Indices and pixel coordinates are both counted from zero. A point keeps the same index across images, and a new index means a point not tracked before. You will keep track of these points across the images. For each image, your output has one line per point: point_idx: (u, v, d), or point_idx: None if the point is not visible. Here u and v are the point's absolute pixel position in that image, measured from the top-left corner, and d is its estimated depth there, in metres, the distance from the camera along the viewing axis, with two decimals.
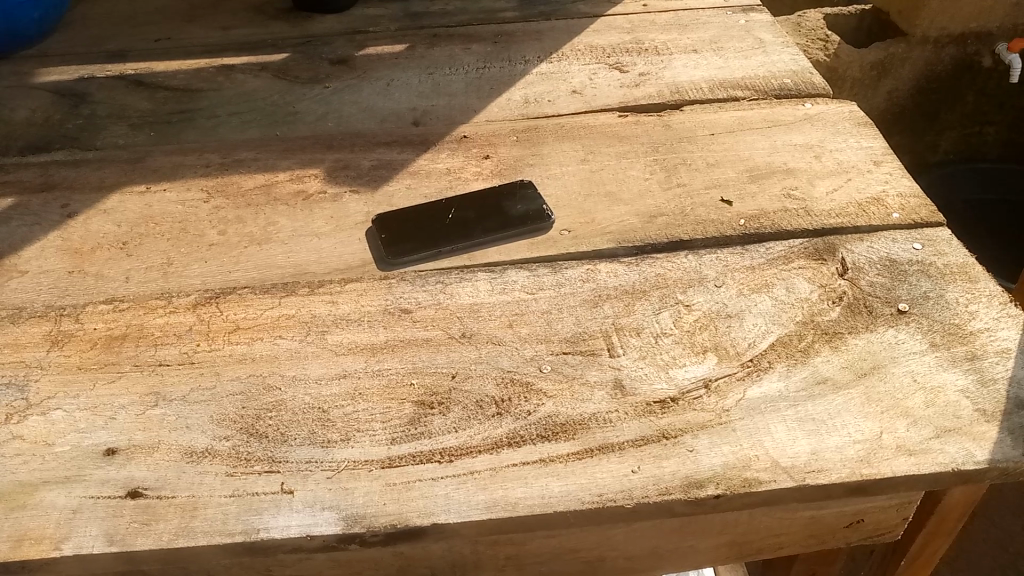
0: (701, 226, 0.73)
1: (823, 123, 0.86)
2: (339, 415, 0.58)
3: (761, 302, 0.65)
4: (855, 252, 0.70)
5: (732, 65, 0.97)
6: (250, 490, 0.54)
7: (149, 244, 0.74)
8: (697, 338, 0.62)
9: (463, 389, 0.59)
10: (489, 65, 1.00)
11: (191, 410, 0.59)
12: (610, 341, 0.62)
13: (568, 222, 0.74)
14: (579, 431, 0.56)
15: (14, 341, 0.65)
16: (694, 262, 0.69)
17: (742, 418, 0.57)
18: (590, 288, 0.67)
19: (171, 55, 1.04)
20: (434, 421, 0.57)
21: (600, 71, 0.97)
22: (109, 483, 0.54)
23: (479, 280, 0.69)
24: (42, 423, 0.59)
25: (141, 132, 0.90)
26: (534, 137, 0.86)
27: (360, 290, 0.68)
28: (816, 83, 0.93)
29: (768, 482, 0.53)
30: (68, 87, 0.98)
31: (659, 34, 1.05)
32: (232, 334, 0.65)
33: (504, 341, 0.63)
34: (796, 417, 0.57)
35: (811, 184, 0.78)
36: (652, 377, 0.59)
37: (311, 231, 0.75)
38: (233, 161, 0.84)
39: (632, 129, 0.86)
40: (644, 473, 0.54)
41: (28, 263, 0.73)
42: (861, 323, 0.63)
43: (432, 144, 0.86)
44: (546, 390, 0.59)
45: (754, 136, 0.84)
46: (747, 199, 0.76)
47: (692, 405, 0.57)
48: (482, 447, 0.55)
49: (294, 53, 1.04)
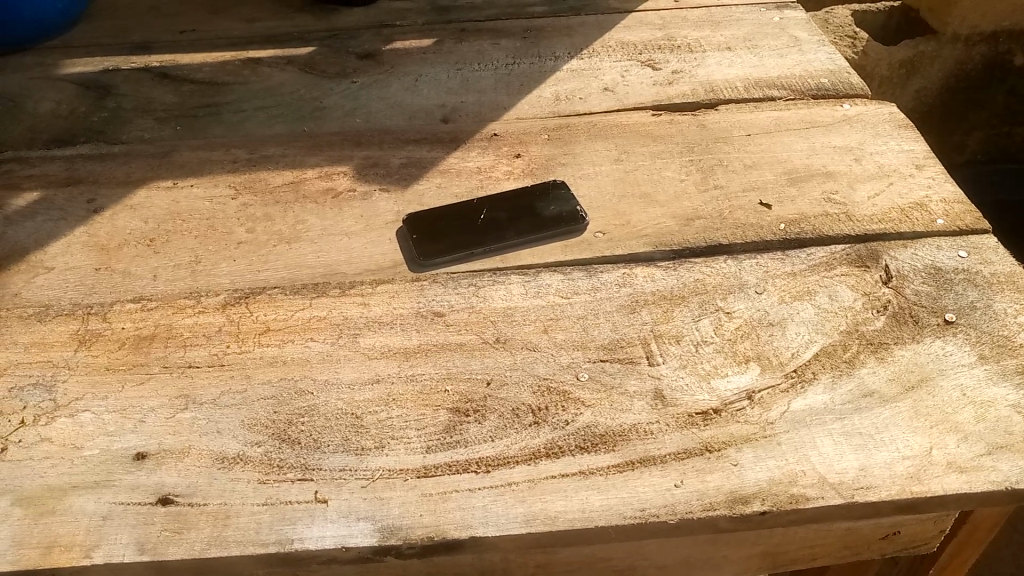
0: (740, 230, 0.71)
1: (863, 125, 0.84)
2: (372, 421, 0.56)
3: (803, 310, 0.64)
4: (898, 259, 0.68)
5: (767, 64, 0.95)
6: (283, 498, 0.53)
7: (176, 242, 0.73)
8: (739, 347, 0.61)
9: (499, 396, 0.58)
10: (519, 60, 0.98)
11: (221, 415, 0.57)
12: (649, 348, 0.61)
13: (602, 224, 0.73)
14: (619, 442, 0.54)
15: (41, 339, 0.64)
16: (734, 267, 0.68)
17: (788, 431, 0.55)
18: (627, 292, 0.66)
19: (196, 47, 1.02)
20: (469, 429, 0.56)
21: (632, 68, 0.96)
22: (139, 489, 0.53)
23: (512, 282, 0.67)
24: (70, 425, 0.58)
25: (166, 126, 0.89)
26: (566, 135, 0.85)
27: (392, 292, 0.67)
28: (853, 82, 0.91)
29: (816, 499, 0.52)
30: (93, 79, 0.97)
31: (693, 30, 1.03)
32: (262, 336, 0.63)
33: (539, 347, 0.61)
34: (842, 431, 0.55)
35: (852, 188, 0.76)
36: (693, 387, 0.58)
37: (340, 231, 0.73)
38: (260, 157, 0.83)
39: (666, 129, 0.85)
40: (688, 487, 0.52)
41: (53, 260, 0.72)
42: (906, 333, 0.62)
43: (462, 142, 0.84)
44: (584, 398, 0.57)
45: (793, 137, 0.82)
46: (786, 202, 0.74)
47: (736, 417, 0.56)
48: (519, 458, 0.54)
49: (320, 47, 1.02)
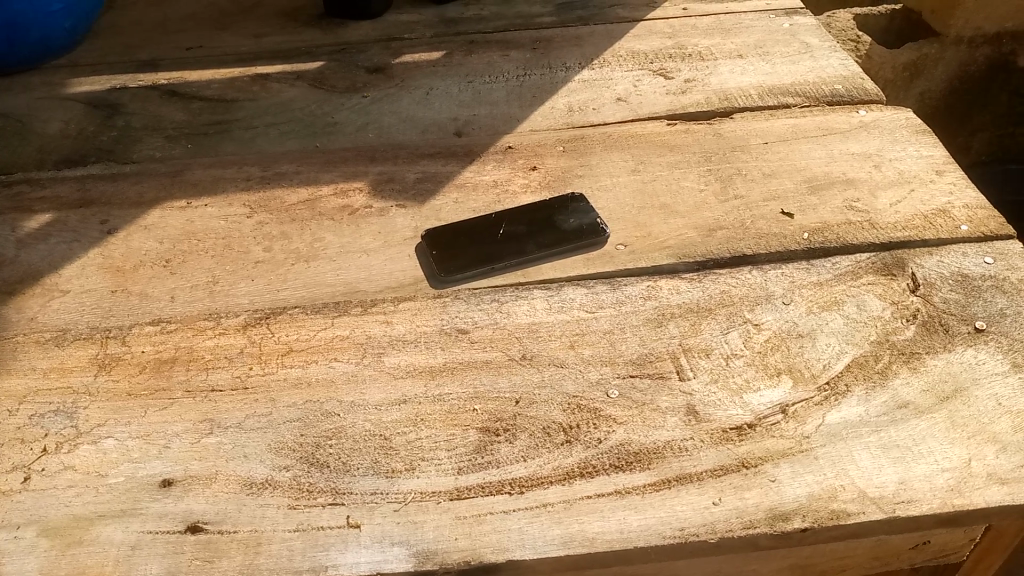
0: (764, 239, 0.71)
1: (880, 131, 0.83)
2: (401, 442, 0.56)
3: (832, 321, 0.63)
4: (925, 266, 0.68)
5: (780, 71, 0.95)
6: (315, 523, 0.52)
7: (193, 262, 0.72)
8: (770, 360, 0.60)
9: (529, 415, 0.57)
10: (530, 72, 0.98)
11: (248, 439, 0.57)
12: (678, 363, 0.60)
13: (624, 236, 0.72)
14: (654, 460, 0.54)
15: (60, 364, 0.63)
16: (759, 278, 0.67)
17: (824, 445, 0.54)
18: (652, 306, 0.65)
19: (204, 64, 1.02)
20: (500, 449, 0.55)
21: (644, 78, 0.95)
22: (167, 517, 0.52)
23: (535, 298, 0.67)
24: (93, 453, 0.57)
25: (178, 144, 0.88)
26: (581, 147, 0.84)
27: (414, 310, 0.66)
28: (868, 88, 0.91)
29: (857, 514, 0.51)
30: (101, 98, 0.96)
31: (702, 38, 1.02)
32: (285, 357, 0.63)
33: (567, 363, 0.60)
34: (879, 444, 0.54)
35: (873, 195, 0.75)
36: (725, 402, 0.57)
37: (358, 248, 0.73)
38: (274, 174, 0.82)
39: (682, 138, 0.84)
40: (726, 505, 0.51)
41: (69, 282, 0.71)
42: (938, 342, 0.61)
43: (477, 155, 0.84)
44: (616, 415, 0.56)
45: (811, 144, 0.82)
46: (808, 210, 0.74)
47: (771, 431, 0.55)
48: (553, 477, 0.53)
49: (329, 61, 1.01)
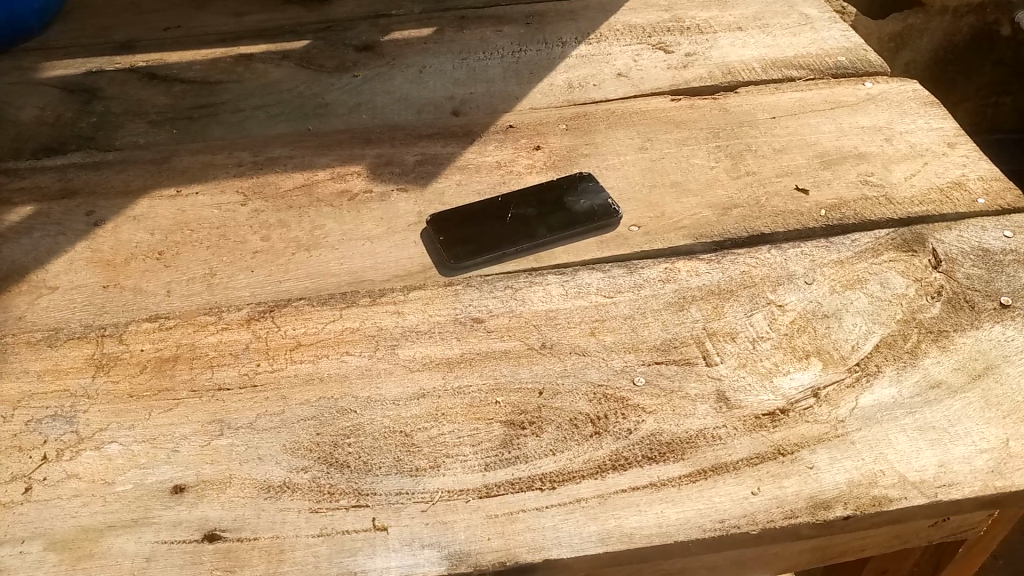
0: (780, 217, 0.69)
1: (888, 103, 0.82)
2: (423, 439, 0.53)
3: (856, 300, 0.61)
4: (945, 241, 0.66)
5: (781, 43, 0.93)
6: (339, 527, 0.49)
7: (188, 253, 0.69)
8: (798, 342, 0.58)
9: (555, 406, 0.55)
10: (525, 48, 0.95)
11: (260, 439, 0.54)
12: (704, 347, 0.58)
13: (637, 217, 0.70)
14: (689, 450, 0.52)
15: (54, 366, 0.60)
16: (779, 256, 0.65)
17: (861, 429, 0.53)
18: (673, 289, 0.63)
19: (184, 45, 0.97)
20: (527, 443, 0.53)
21: (643, 52, 0.93)
22: (182, 525, 0.50)
23: (550, 283, 0.64)
24: (97, 459, 0.54)
25: (162, 129, 0.84)
26: (585, 124, 0.81)
27: (425, 298, 0.63)
28: (872, 60, 0.89)
29: (899, 500, 0.50)
30: (77, 82, 0.91)
31: (699, 10, 1.00)
32: (293, 352, 0.60)
33: (590, 351, 0.58)
34: (916, 426, 0.53)
35: (887, 169, 0.74)
36: (756, 387, 0.55)
37: (361, 235, 0.70)
38: (267, 159, 0.79)
39: (688, 114, 0.82)
40: (766, 495, 0.50)
41: (57, 278, 0.67)
42: (965, 319, 0.60)
43: (477, 136, 0.81)
44: (644, 404, 0.54)
45: (819, 118, 0.80)
46: (822, 186, 0.72)
47: (805, 416, 0.54)
48: (585, 471, 0.51)
49: (315, 40, 0.98)
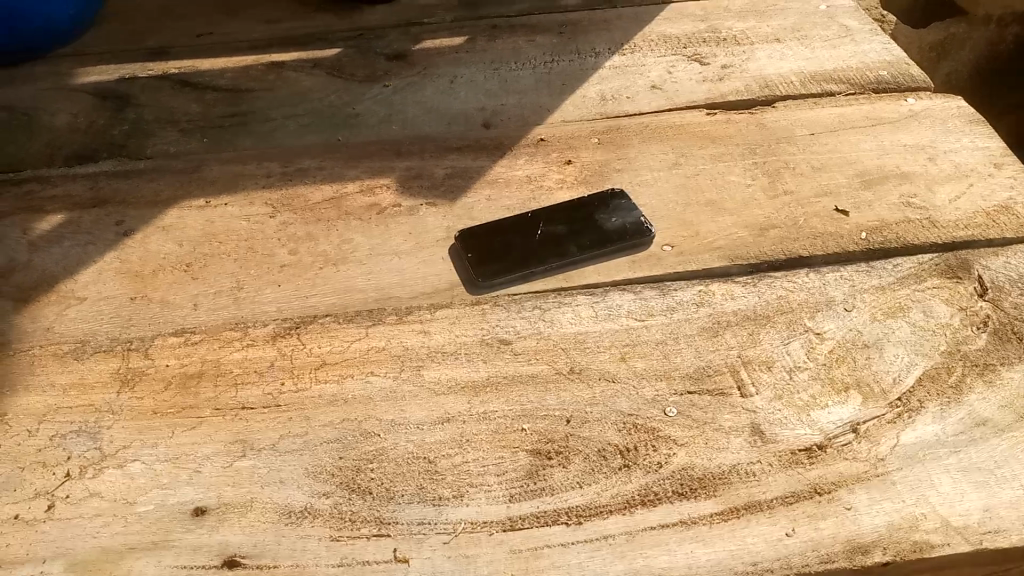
0: (819, 240, 0.67)
1: (932, 121, 0.79)
2: (447, 467, 0.52)
3: (898, 329, 0.59)
4: (991, 268, 0.64)
5: (820, 55, 0.90)
6: (360, 557, 0.48)
7: (216, 266, 0.68)
8: (836, 373, 0.56)
9: (583, 436, 0.53)
10: (558, 58, 0.93)
11: (283, 462, 0.53)
12: (739, 377, 0.56)
13: (671, 236, 0.68)
14: (720, 487, 0.50)
15: (79, 380, 0.60)
16: (818, 281, 0.63)
17: (902, 469, 0.51)
18: (707, 313, 0.61)
19: (216, 52, 0.97)
20: (554, 475, 0.51)
21: (678, 63, 0.91)
22: (202, 549, 0.49)
23: (580, 304, 0.63)
24: (119, 477, 0.53)
25: (193, 138, 0.84)
26: (618, 138, 0.80)
27: (453, 318, 0.62)
28: (915, 74, 0.86)
29: (942, 546, 0.48)
30: (110, 89, 0.91)
31: (736, 21, 0.98)
32: (318, 371, 0.59)
33: (620, 377, 0.57)
34: (960, 467, 0.51)
35: (931, 190, 0.71)
36: (792, 421, 0.54)
37: (390, 250, 0.69)
38: (296, 170, 0.78)
39: (725, 129, 0.80)
40: (802, 537, 0.48)
41: (85, 289, 0.67)
42: (1012, 353, 0.58)
43: (508, 149, 0.80)
44: (676, 436, 0.53)
45: (860, 135, 0.78)
46: (863, 207, 0.70)
47: (843, 454, 0.52)
48: (613, 507, 0.50)
49: (347, 48, 0.97)
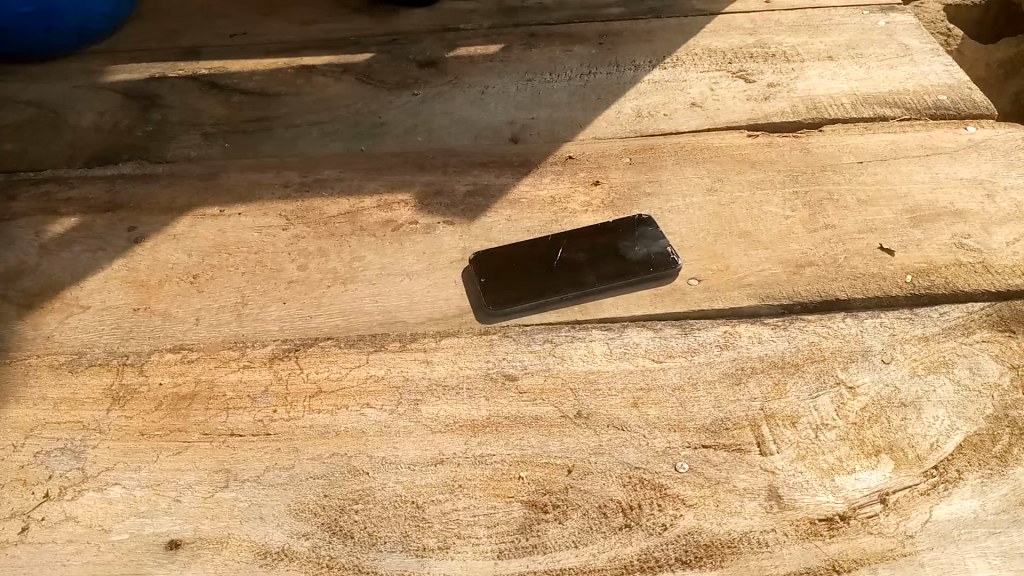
0: (859, 281, 0.62)
1: (992, 153, 0.73)
2: (435, 514, 0.49)
3: (940, 387, 0.54)
4: None
5: (875, 76, 0.85)
6: None
7: (221, 279, 0.66)
8: (867, 435, 0.51)
9: (583, 489, 0.50)
10: (595, 70, 0.89)
11: (266, 497, 0.51)
12: (759, 433, 0.52)
13: (698, 269, 0.64)
14: (728, 557, 0.46)
15: (71, 395, 0.58)
16: (854, 328, 0.58)
17: (933, 549, 0.46)
18: (730, 357, 0.57)
19: (247, 53, 0.96)
20: (548, 531, 0.48)
21: (721, 80, 0.86)
22: None
23: (594, 340, 0.59)
24: (98, 502, 0.51)
25: (214, 142, 0.82)
26: (651, 159, 0.76)
27: (458, 348, 0.59)
28: (977, 100, 0.80)
29: None
30: (138, 88, 0.90)
31: (787, 36, 0.92)
32: (313, 399, 0.56)
33: (629, 425, 0.53)
34: (999, 551, 0.46)
35: (987, 231, 0.65)
36: (814, 486, 0.49)
37: (400, 270, 0.66)
38: (314, 180, 0.76)
39: (765, 154, 0.75)
40: None
41: (89, 297, 0.66)
42: None
43: (534, 166, 0.76)
44: (684, 496, 0.49)
45: (913, 166, 0.72)
46: (910, 246, 0.64)
47: (868, 527, 0.47)
48: (608, 572, 0.46)
49: (378, 53, 0.94)
